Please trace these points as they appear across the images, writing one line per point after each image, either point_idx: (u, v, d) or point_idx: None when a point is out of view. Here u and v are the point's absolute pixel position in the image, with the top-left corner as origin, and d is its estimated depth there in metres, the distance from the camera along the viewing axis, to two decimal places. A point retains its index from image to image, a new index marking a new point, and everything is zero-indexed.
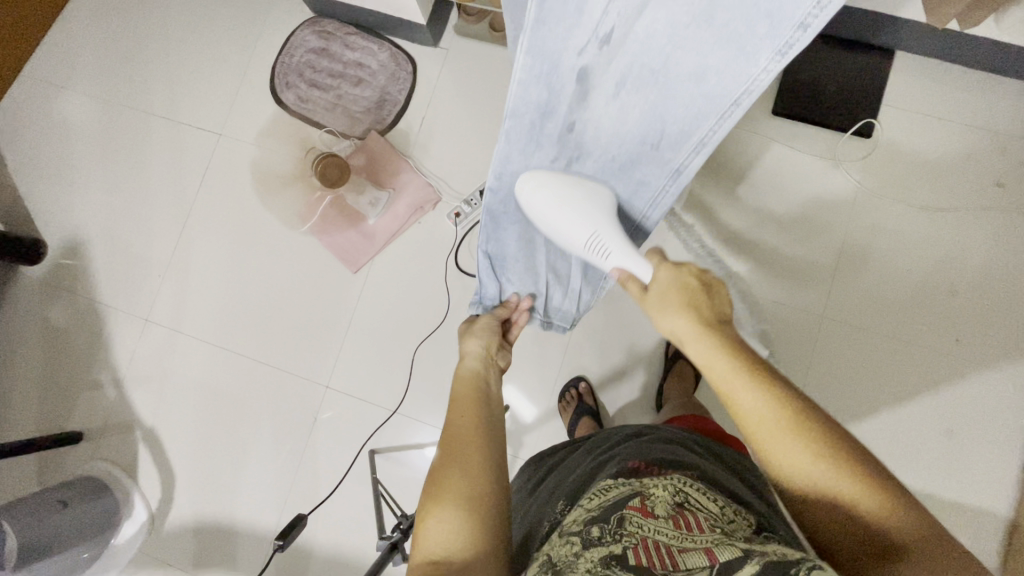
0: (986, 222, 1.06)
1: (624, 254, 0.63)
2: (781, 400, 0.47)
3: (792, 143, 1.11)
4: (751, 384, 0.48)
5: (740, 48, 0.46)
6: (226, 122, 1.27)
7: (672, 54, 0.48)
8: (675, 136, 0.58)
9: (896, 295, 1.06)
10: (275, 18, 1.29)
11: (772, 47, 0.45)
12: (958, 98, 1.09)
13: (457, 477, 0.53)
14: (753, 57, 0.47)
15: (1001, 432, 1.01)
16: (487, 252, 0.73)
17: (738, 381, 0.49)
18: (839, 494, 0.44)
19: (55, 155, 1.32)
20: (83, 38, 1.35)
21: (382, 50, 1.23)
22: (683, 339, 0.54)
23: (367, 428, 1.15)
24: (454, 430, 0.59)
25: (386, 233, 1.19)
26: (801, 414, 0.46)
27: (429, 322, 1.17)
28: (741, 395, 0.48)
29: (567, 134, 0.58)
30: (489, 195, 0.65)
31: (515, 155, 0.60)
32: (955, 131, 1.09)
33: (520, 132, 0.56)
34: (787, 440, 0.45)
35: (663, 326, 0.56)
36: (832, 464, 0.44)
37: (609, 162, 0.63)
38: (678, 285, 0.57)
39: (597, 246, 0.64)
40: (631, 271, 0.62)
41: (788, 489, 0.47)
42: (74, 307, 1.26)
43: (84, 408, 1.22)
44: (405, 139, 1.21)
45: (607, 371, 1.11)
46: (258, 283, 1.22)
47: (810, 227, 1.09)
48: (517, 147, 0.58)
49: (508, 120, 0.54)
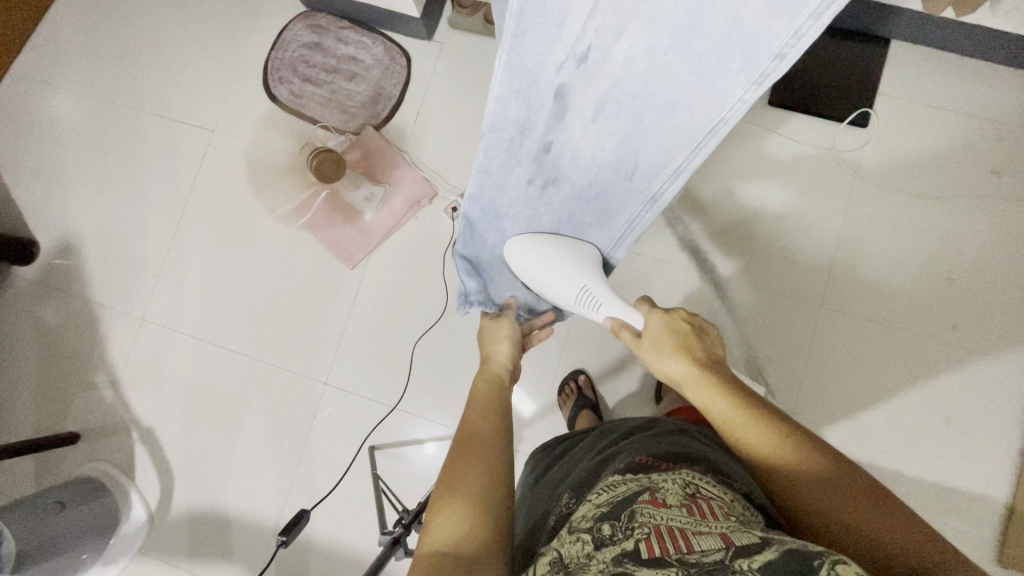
0: (983, 210, 1.07)
1: (614, 305, 0.70)
2: (778, 437, 0.51)
3: (789, 133, 1.11)
4: (748, 420, 0.53)
5: (714, 83, 0.47)
6: (219, 119, 1.26)
7: (651, 85, 0.47)
8: (649, 165, 0.59)
9: (893, 285, 1.07)
10: (267, 13, 1.27)
11: (749, 77, 0.45)
12: (954, 86, 1.09)
13: (472, 469, 0.54)
14: (728, 88, 0.47)
15: (998, 419, 1.02)
16: (463, 254, 0.74)
17: (741, 422, 0.53)
18: (860, 526, 0.44)
19: (45, 154, 1.30)
20: (72, 34, 1.33)
21: (376, 44, 1.22)
22: (681, 381, 0.60)
23: (366, 424, 1.15)
24: (466, 429, 0.61)
25: (383, 228, 1.18)
26: (800, 449, 0.50)
27: (427, 318, 1.16)
28: (746, 432, 0.52)
29: (545, 155, 0.57)
30: (469, 204, 0.63)
31: (493, 170, 0.57)
32: (951, 119, 1.09)
33: (499, 148, 0.54)
34: (748, 432, 0.52)
35: (662, 368, 0.62)
36: (846, 498, 0.46)
37: (586, 186, 0.63)
38: (670, 329, 0.64)
39: (586, 298, 0.71)
40: (624, 321, 0.69)
41: (808, 520, 0.47)
42: (68, 307, 1.25)
43: (81, 409, 1.21)
44: (400, 134, 1.21)
45: (606, 364, 1.12)
46: (255, 281, 1.21)
47: (807, 218, 1.09)
48: (496, 162, 0.56)
49: (487, 134, 0.52)
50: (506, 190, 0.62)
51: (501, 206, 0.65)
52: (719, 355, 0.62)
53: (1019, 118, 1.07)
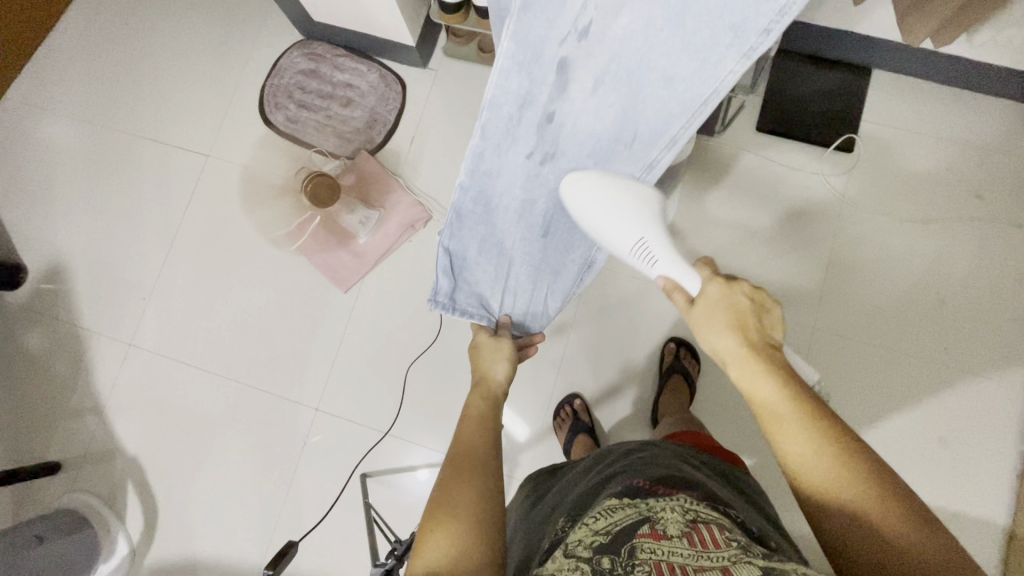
0: (968, 232, 1.09)
1: (671, 263, 0.63)
2: (827, 441, 0.47)
3: (777, 158, 1.13)
4: (798, 421, 0.48)
5: (705, 57, 0.50)
6: (215, 143, 1.27)
7: (647, 55, 0.51)
8: (646, 136, 0.60)
9: (884, 306, 1.08)
10: (263, 41, 1.29)
11: (738, 52, 0.48)
12: (935, 113, 1.12)
13: (467, 492, 0.52)
14: (718, 61, 0.50)
15: (993, 440, 1.02)
16: (448, 249, 0.69)
17: (788, 421, 0.49)
18: (893, 544, 0.41)
19: (37, 177, 1.30)
20: (70, 61, 1.34)
21: (371, 71, 1.24)
22: (728, 361, 0.55)
23: (358, 451, 1.13)
24: (459, 448, 0.59)
25: (377, 252, 1.18)
26: (850, 455, 0.45)
27: (421, 341, 1.15)
28: (789, 434, 0.48)
29: (545, 127, 0.58)
30: (460, 192, 0.64)
31: (488, 152, 0.60)
32: (932, 144, 1.12)
33: (498, 126, 0.57)
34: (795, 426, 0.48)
35: (710, 344, 0.57)
36: (889, 512, 0.42)
37: (580, 164, 0.64)
38: (727, 302, 0.58)
39: (639, 249, 0.64)
40: (677, 280, 0.62)
41: (829, 531, 0.45)
42: (55, 333, 1.22)
43: (63, 437, 1.18)
44: (394, 158, 1.22)
45: (601, 388, 1.11)
46: (246, 305, 1.20)
47: (797, 240, 1.11)
48: (492, 143, 0.59)
49: (487, 110, 0.55)
50: (501, 175, 0.63)
51: (495, 193, 0.65)
52: (777, 339, 0.57)
53: (998, 143, 1.10)
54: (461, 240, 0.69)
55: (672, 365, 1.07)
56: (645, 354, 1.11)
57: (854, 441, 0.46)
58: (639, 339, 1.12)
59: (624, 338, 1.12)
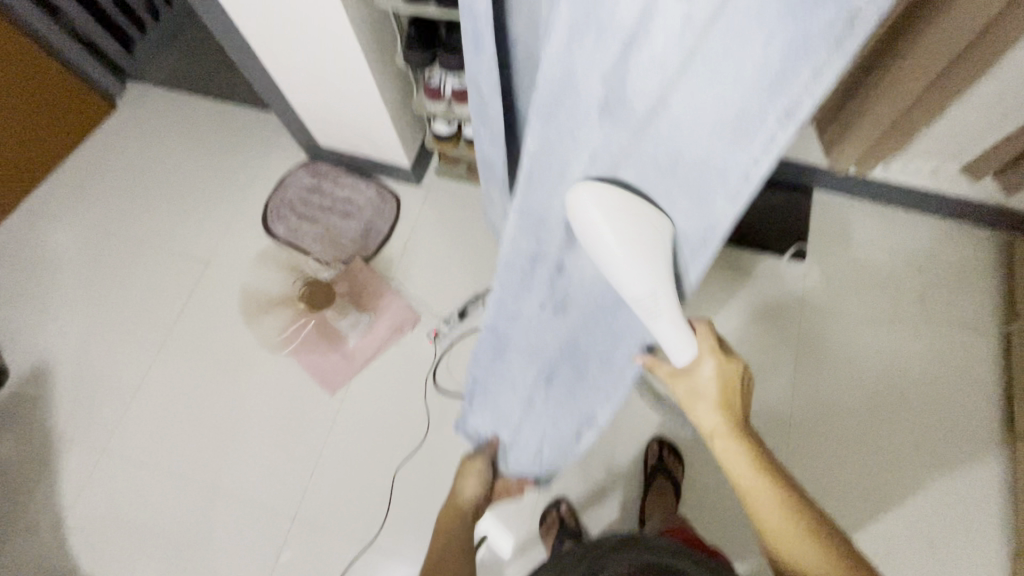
0: (919, 333, 1.17)
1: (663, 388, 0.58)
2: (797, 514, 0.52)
3: (738, 265, 1.24)
4: (772, 493, 0.52)
5: (704, 193, 0.39)
6: (217, 251, 1.34)
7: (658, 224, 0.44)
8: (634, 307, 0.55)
9: (853, 404, 1.13)
10: (272, 161, 1.43)
11: (727, 195, 0.38)
12: (872, 227, 1.26)
13: None
14: (713, 191, 0.38)
15: (977, 541, 1.02)
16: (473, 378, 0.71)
17: (764, 493, 0.53)
18: None
19: (37, 282, 1.34)
20: (89, 177, 1.46)
21: (369, 188, 1.36)
22: (712, 434, 0.55)
23: (334, 566, 1.07)
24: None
25: (366, 354, 1.22)
26: (812, 523, 0.52)
27: (405, 444, 1.15)
28: (763, 504, 0.53)
29: (556, 280, 0.52)
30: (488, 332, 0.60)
31: (507, 297, 0.55)
32: (875, 253, 1.24)
33: (510, 279, 0.53)
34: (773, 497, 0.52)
35: (694, 418, 0.56)
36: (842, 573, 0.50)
37: (595, 309, 0.56)
38: (721, 380, 0.54)
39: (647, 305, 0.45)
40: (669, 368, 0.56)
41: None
42: (26, 438, 1.19)
43: (15, 555, 1.10)
44: (387, 265, 1.30)
45: (587, 491, 1.10)
46: (231, 408, 1.20)
47: (765, 340, 1.18)
48: (510, 292, 0.54)
49: (500, 268, 0.52)
50: (522, 319, 0.57)
51: (512, 340, 0.61)
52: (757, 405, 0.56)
53: (932, 253, 1.23)
54: (481, 370, 0.69)
55: (657, 466, 1.08)
56: (629, 455, 1.12)
57: (805, 496, 0.53)
58: (623, 440, 1.13)
59: (608, 438, 1.13)
